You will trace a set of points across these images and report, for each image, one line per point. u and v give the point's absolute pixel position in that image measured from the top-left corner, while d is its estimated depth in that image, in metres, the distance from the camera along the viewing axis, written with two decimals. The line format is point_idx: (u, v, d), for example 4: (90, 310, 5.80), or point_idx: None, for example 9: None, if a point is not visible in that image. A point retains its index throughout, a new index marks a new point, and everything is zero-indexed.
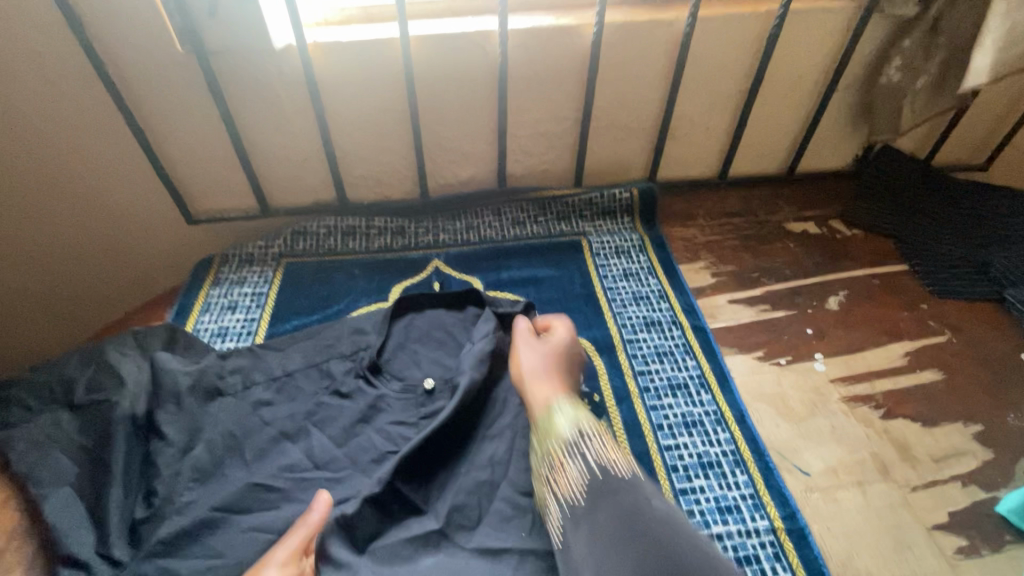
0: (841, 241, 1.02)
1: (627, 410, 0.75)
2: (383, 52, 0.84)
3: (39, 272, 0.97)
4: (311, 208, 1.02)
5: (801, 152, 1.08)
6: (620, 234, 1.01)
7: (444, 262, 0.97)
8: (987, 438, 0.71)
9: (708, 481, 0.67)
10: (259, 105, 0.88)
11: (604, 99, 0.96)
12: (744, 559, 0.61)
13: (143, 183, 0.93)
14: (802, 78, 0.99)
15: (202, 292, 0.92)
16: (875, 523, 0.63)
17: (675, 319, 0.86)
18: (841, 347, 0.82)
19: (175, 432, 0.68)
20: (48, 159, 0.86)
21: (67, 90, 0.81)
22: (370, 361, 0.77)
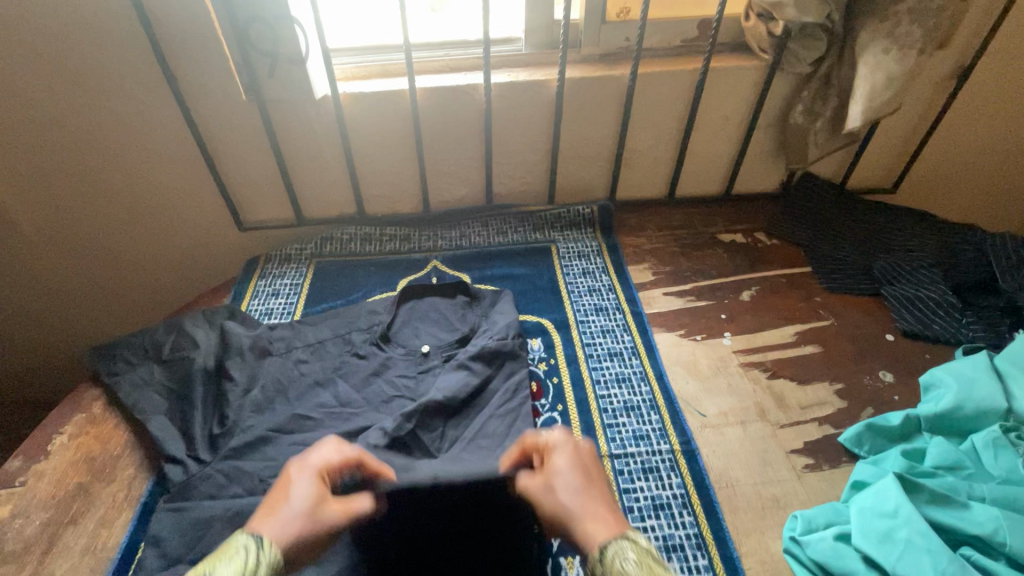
0: (761, 248, 1.26)
1: (574, 370, 0.99)
2: (396, 100, 1.11)
3: (126, 267, 1.27)
4: (337, 218, 1.29)
5: (733, 176, 1.33)
6: (583, 241, 1.26)
7: (441, 262, 1.23)
8: (845, 393, 0.94)
9: (629, 418, 0.91)
10: (301, 139, 1.15)
11: (568, 135, 1.22)
12: (648, 468, 0.84)
13: (210, 198, 1.20)
14: (727, 119, 1.24)
15: (253, 282, 1.18)
16: (747, 447, 0.87)
17: (619, 306, 1.11)
18: (746, 328, 1.06)
19: (239, 376, 0.94)
20: (142, 178, 1.14)
21: (160, 128, 1.08)
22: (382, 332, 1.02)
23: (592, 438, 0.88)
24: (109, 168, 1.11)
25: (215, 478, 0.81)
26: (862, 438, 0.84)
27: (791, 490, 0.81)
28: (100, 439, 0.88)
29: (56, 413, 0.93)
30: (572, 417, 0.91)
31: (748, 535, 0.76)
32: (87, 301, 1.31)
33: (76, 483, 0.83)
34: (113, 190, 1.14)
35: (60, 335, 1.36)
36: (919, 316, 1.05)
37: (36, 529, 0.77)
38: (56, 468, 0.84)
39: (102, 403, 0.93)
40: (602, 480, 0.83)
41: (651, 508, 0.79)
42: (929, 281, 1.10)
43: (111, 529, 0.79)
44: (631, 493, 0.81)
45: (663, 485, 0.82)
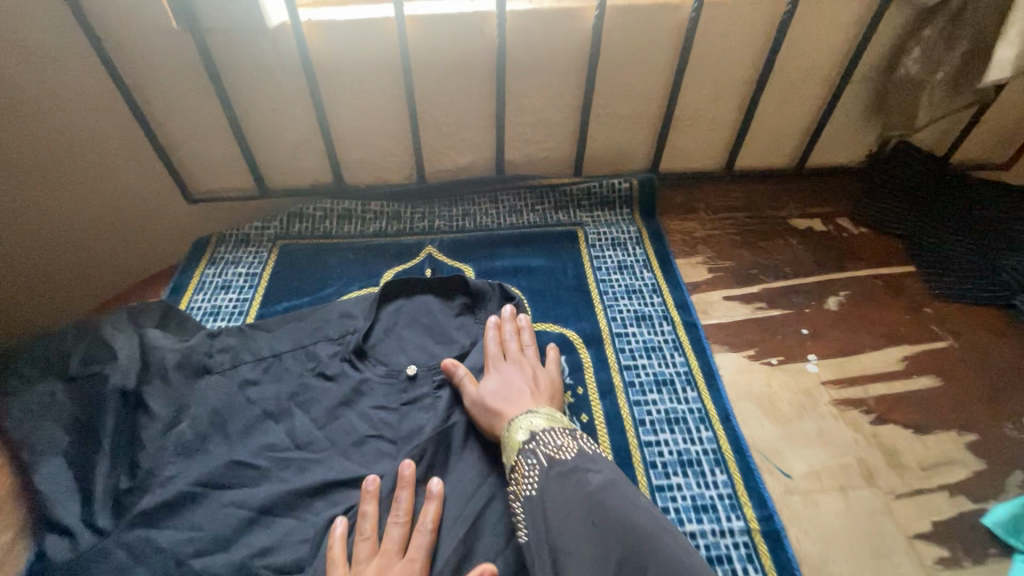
0: (846, 239, 0.98)
1: (610, 405, 0.74)
2: (380, 32, 0.83)
3: (29, 249, 0.98)
4: (309, 189, 1.03)
5: (812, 144, 1.05)
6: (617, 225, 1.00)
7: (437, 249, 0.97)
8: (981, 448, 0.69)
9: (687, 478, 0.66)
10: (256, 84, 0.88)
11: (605, 86, 0.94)
12: (716, 558, 0.60)
13: (143, 161, 0.94)
14: (812, 69, 0.95)
15: (199, 270, 0.93)
16: (853, 528, 0.62)
17: (666, 314, 0.85)
18: (836, 348, 0.80)
19: (161, 407, 0.70)
20: (48, 134, 0.87)
21: (66, 63, 0.81)
22: (356, 345, 0.78)
23: None
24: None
25: (115, 558, 0.58)
26: (1019, 524, 0.60)
27: None
28: None
29: None
30: None
31: None
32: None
33: None
34: (5, 148, 0.86)
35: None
36: None
37: None
38: None
39: None
40: None
41: None
42: None
43: None
44: None
45: None
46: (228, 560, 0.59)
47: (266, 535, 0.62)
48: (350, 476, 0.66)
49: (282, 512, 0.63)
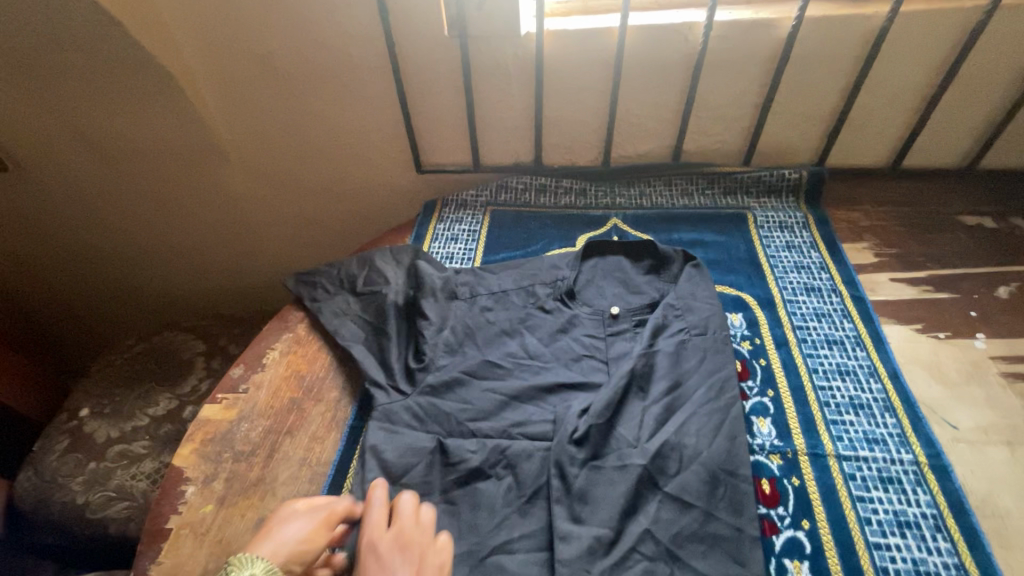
0: (1019, 237, 1.03)
1: (785, 354, 0.87)
2: (601, 39, 1.02)
3: (313, 198, 1.36)
4: (513, 167, 1.25)
5: (987, 146, 1.09)
6: (784, 211, 1.11)
7: (622, 221, 1.14)
8: None
9: (858, 417, 0.78)
10: (493, 80, 1.10)
11: (786, 87, 1.06)
12: (888, 478, 0.72)
13: (396, 138, 1.21)
14: (999, 73, 1.00)
15: (432, 225, 1.18)
16: (1018, 474, 0.71)
17: (834, 288, 0.96)
18: (1006, 331, 0.87)
19: (433, 316, 0.93)
20: (341, 111, 1.17)
21: (363, 61, 1.09)
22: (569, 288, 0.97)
23: (814, 433, 0.77)
24: (309, 99, 1.16)
25: (414, 412, 0.82)
26: None
27: None
28: (307, 359, 0.94)
29: (267, 330, 1.00)
30: (787, 407, 0.80)
31: None
32: (278, 231, 1.44)
33: (290, 397, 0.89)
34: (310, 122, 1.20)
35: (261, 258, 1.53)
36: None
37: (258, 435, 0.84)
38: (272, 381, 0.91)
39: (305, 325, 1.00)
40: (829, 482, 0.72)
41: (895, 525, 0.68)
42: None
43: (323, 444, 0.84)
44: (867, 503, 0.70)
45: (908, 501, 0.70)
46: (493, 425, 0.80)
47: (516, 413, 0.82)
48: (573, 380, 0.85)
49: (525, 399, 0.84)
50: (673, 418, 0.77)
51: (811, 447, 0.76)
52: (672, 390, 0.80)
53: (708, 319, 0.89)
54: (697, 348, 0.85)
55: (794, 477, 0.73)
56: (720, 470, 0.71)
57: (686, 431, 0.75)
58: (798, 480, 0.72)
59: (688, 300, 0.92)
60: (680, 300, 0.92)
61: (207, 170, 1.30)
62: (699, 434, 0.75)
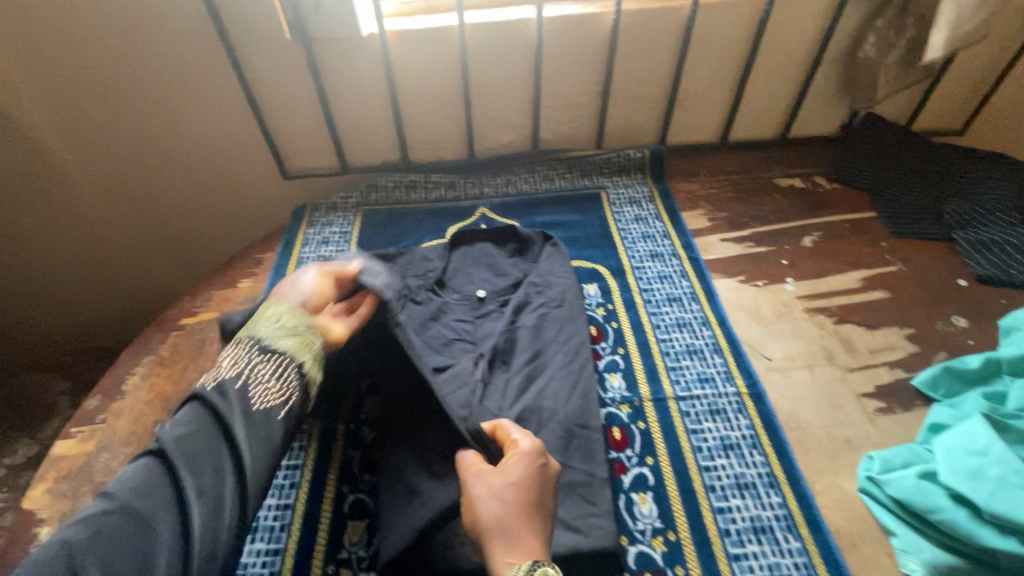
0: (822, 194, 1.20)
1: (633, 315, 0.97)
2: (444, 38, 1.07)
3: (171, 214, 1.27)
4: (381, 166, 1.26)
5: (792, 118, 1.27)
6: (633, 187, 1.22)
7: (489, 210, 1.20)
8: (916, 337, 0.91)
9: (693, 361, 0.89)
10: (346, 81, 1.11)
11: (621, 74, 1.16)
12: (716, 410, 0.83)
13: (255, 145, 1.18)
14: (790, 54, 1.17)
15: (302, 230, 1.16)
16: (816, 390, 0.85)
17: (675, 252, 1.08)
18: (809, 273, 1.03)
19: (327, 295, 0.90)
20: (189, 121, 1.12)
21: (205, 68, 1.06)
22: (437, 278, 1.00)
23: (656, 380, 0.87)
24: (149, 110, 1.09)
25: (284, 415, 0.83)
26: (937, 381, 0.82)
27: (864, 432, 0.80)
28: (171, 380, 0.90)
29: (125, 355, 0.94)
30: (635, 361, 0.90)
31: (821, 474, 0.75)
32: (136, 255, 1.33)
33: (153, 421, 0.85)
34: (154, 132, 1.13)
35: (114, 288, 1.39)
36: (995, 261, 1.00)
37: (119, 464, 0.80)
38: (133, 407, 0.87)
39: (168, 345, 0.95)
40: (668, 421, 0.82)
41: (720, 448, 0.79)
42: (1005, 223, 1.04)
43: None
44: (699, 433, 0.80)
45: (731, 426, 0.81)
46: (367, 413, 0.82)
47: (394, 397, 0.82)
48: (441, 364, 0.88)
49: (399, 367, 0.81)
50: (533, 385, 0.84)
51: (654, 393, 0.85)
52: (532, 360, 0.87)
53: (564, 291, 0.97)
54: (555, 320, 0.93)
55: (640, 421, 0.82)
56: (574, 426, 0.78)
57: (545, 395, 0.82)
58: (643, 423, 0.82)
59: (547, 277, 1.00)
60: (540, 279, 1.00)
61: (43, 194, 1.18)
62: (556, 396, 0.82)
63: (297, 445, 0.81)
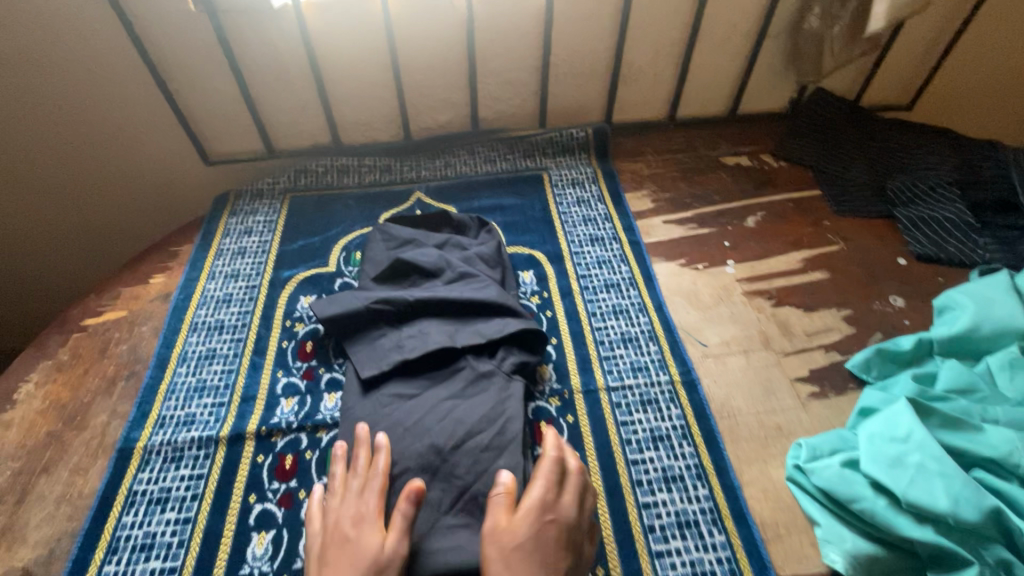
0: (768, 172, 1.17)
1: (569, 303, 0.93)
2: (366, 10, 0.99)
3: (81, 206, 1.17)
4: (311, 149, 1.19)
5: (740, 93, 1.23)
6: (577, 168, 1.18)
7: (425, 194, 1.14)
8: (853, 318, 0.89)
9: (627, 349, 0.86)
10: (263, 58, 1.03)
11: (560, 48, 1.10)
12: (647, 400, 0.80)
13: (169, 128, 1.10)
14: (735, 26, 1.12)
15: (223, 220, 1.09)
16: (750, 376, 0.83)
17: (616, 235, 1.04)
18: (750, 255, 1.00)
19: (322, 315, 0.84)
20: (90, 104, 1.03)
21: (100, 45, 0.96)
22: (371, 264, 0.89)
23: (588, 371, 0.84)
24: (43, 91, 1.00)
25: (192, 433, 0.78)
26: (870, 363, 0.81)
27: (796, 418, 0.78)
28: (69, 387, 0.84)
29: (21, 360, 0.87)
30: (567, 351, 0.86)
31: (750, 464, 0.73)
32: (47, 251, 1.23)
33: (47, 432, 0.79)
34: (52, 117, 1.03)
35: (25, 287, 1.29)
36: (933, 239, 0.98)
37: (6, 481, 0.74)
38: (25, 417, 0.80)
39: (68, 349, 0.88)
40: (598, 413, 0.79)
41: (649, 440, 0.76)
42: (946, 200, 1.02)
43: (87, 476, 0.75)
44: (629, 425, 0.77)
45: (662, 416, 0.78)
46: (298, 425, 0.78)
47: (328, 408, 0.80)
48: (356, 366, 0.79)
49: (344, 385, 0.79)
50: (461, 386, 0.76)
51: (585, 384, 0.82)
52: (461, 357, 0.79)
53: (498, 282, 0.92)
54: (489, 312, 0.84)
55: (569, 414, 0.79)
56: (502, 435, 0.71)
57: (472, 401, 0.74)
58: (572, 417, 0.78)
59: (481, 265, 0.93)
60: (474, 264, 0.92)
61: None
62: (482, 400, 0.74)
63: (204, 454, 0.76)
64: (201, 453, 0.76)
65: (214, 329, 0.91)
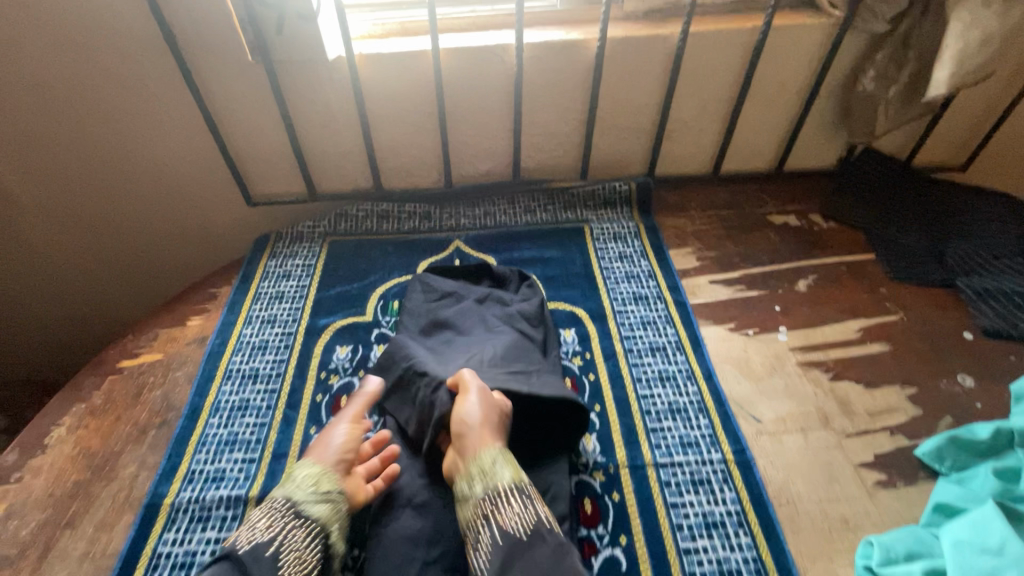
0: (817, 232, 1.14)
1: (612, 366, 0.89)
2: (417, 63, 1.00)
3: (125, 241, 1.19)
4: (352, 194, 1.19)
5: (787, 151, 1.21)
6: (618, 222, 1.15)
7: (464, 243, 1.12)
8: (919, 398, 0.84)
9: (675, 421, 0.81)
10: (313, 106, 1.04)
11: (607, 103, 1.10)
12: (698, 480, 0.75)
13: (216, 170, 1.11)
14: (785, 86, 1.11)
15: (262, 262, 1.08)
16: (809, 459, 0.77)
17: (660, 294, 1.00)
18: (802, 321, 0.95)
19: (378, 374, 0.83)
20: (142, 146, 1.05)
21: (159, 91, 0.99)
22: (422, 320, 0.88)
23: (634, 444, 0.79)
24: (101, 132, 1.02)
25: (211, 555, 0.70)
26: (943, 452, 0.74)
27: (862, 510, 0.72)
28: (100, 433, 0.82)
29: (54, 402, 0.86)
30: (611, 420, 0.82)
31: (814, 561, 0.67)
32: (87, 283, 1.24)
33: (75, 481, 0.77)
34: (105, 157, 1.06)
35: (65, 320, 1.30)
36: (1002, 313, 0.93)
37: (31, 533, 0.72)
38: (54, 464, 0.78)
39: (102, 392, 0.87)
40: (646, 493, 0.74)
41: (702, 527, 0.71)
42: (1013, 271, 0.97)
43: (111, 532, 0.72)
44: (679, 508, 0.72)
45: (715, 500, 0.73)
46: None
47: None
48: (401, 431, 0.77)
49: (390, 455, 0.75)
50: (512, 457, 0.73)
51: (631, 459, 0.77)
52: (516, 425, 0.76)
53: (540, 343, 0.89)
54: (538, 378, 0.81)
55: (615, 492, 0.74)
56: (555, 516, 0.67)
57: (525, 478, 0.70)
58: (618, 495, 0.73)
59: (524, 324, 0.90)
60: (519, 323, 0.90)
61: None
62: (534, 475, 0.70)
63: (232, 514, 0.73)
64: (229, 514, 0.73)
65: (248, 377, 0.89)
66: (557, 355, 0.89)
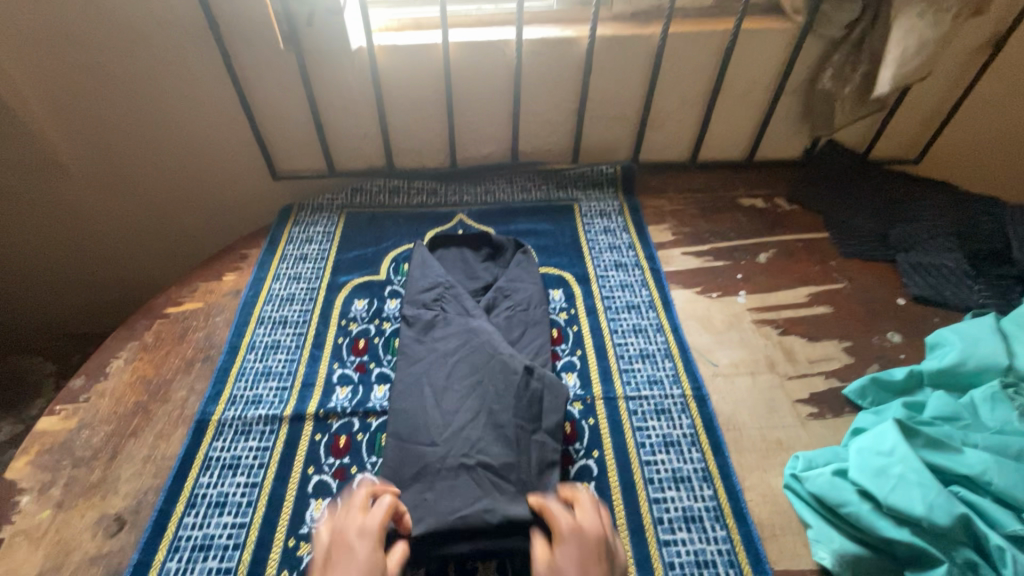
0: (780, 214, 1.28)
1: (593, 320, 1.04)
2: (428, 54, 1.14)
3: (162, 208, 1.33)
4: (367, 171, 1.33)
5: (757, 142, 1.35)
6: (604, 201, 1.29)
7: (467, 217, 1.26)
8: (853, 349, 0.98)
9: (644, 364, 0.96)
10: (335, 90, 1.18)
11: (597, 93, 1.24)
12: (661, 409, 0.89)
13: (247, 147, 1.25)
14: (754, 82, 1.24)
15: (287, 229, 1.22)
16: (755, 396, 0.92)
17: (638, 263, 1.14)
18: (760, 287, 1.10)
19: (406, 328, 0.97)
20: (183, 123, 1.18)
21: (200, 74, 1.12)
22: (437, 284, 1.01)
23: (609, 380, 0.93)
24: (147, 110, 1.15)
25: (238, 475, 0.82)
26: (865, 390, 0.89)
27: (795, 435, 0.86)
28: (154, 365, 0.96)
29: (112, 339, 1.00)
30: (591, 362, 0.96)
31: (752, 472, 0.82)
32: (127, 244, 1.39)
33: (134, 401, 0.91)
34: (150, 132, 1.19)
35: (108, 277, 1.46)
36: (932, 283, 1.07)
37: (100, 440, 0.85)
38: (116, 388, 0.92)
39: (152, 332, 1.01)
40: (617, 418, 0.88)
41: (661, 444, 0.85)
42: (944, 248, 1.12)
43: (168, 442, 0.86)
44: (643, 430, 0.87)
45: (674, 424, 0.87)
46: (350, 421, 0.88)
47: (379, 398, 0.91)
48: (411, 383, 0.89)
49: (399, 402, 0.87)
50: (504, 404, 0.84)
51: (605, 392, 0.92)
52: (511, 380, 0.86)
53: (530, 301, 1.03)
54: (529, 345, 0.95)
55: (591, 417, 0.88)
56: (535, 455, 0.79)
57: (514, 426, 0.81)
58: (593, 420, 0.88)
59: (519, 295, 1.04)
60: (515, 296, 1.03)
61: (41, 184, 1.24)
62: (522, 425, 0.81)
63: (269, 429, 0.87)
64: (267, 429, 0.88)
65: (279, 323, 1.03)
66: (545, 310, 1.03)
